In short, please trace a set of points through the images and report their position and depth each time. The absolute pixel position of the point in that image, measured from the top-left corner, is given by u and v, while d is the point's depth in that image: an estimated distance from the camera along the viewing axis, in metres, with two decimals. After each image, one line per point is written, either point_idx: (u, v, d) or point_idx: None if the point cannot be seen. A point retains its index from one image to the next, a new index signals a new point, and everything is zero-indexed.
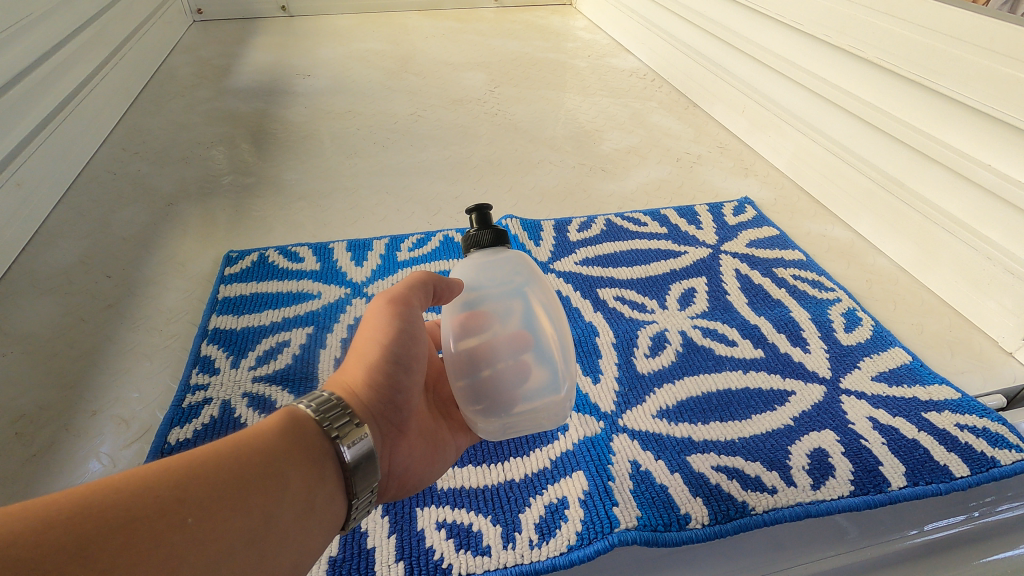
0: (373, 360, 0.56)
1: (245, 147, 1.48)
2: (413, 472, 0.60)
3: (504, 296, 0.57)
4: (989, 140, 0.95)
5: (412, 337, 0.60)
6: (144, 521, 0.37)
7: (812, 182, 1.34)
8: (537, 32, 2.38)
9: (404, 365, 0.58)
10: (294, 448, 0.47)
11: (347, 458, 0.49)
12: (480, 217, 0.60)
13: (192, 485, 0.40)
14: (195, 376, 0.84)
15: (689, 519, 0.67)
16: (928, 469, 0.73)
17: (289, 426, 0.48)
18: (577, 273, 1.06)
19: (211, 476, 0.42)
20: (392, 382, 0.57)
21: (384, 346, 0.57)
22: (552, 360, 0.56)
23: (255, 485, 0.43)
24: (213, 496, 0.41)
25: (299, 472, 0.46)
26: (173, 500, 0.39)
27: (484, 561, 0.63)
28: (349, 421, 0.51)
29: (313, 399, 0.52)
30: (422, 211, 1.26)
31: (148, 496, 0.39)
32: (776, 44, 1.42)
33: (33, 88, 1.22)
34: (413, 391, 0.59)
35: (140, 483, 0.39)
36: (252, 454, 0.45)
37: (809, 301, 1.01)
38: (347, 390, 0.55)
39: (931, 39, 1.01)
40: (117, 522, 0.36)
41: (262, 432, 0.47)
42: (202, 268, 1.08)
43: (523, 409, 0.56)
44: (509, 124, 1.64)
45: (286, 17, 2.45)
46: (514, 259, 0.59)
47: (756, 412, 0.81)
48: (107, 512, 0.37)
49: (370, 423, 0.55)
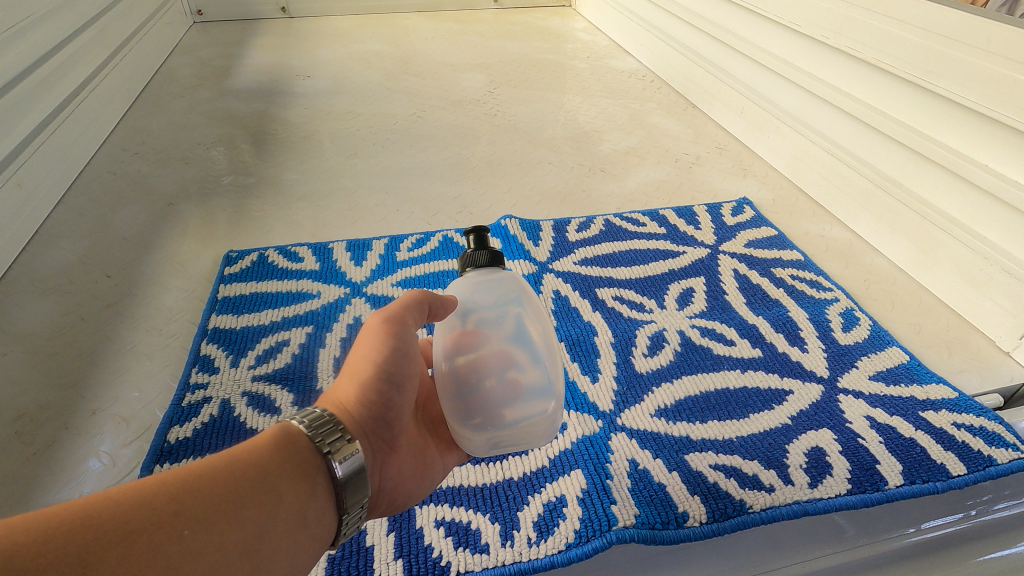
0: (366, 378, 0.56)
1: (246, 148, 1.48)
2: (403, 489, 0.60)
3: (498, 313, 0.58)
4: (986, 141, 0.95)
5: (407, 355, 0.59)
6: (143, 533, 0.38)
7: (810, 183, 1.35)
8: (536, 33, 2.39)
9: (397, 384, 0.57)
10: (288, 462, 0.47)
11: (339, 474, 0.49)
12: (478, 237, 0.61)
13: (188, 498, 0.41)
14: (195, 376, 0.84)
15: (687, 517, 0.67)
16: (925, 467, 0.73)
17: (282, 439, 0.48)
18: (576, 273, 1.07)
19: (207, 490, 0.42)
20: (385, 400, 0.56)
21: (377, 364, 0.56)
22: (542, 373, 0.57)
23: (249, 497, 0.43)
24: (209, 509, 0.41)
25: (293, 485, 0.46)
26: (170, 513, 0.39)
27: (483, 559, 0.64)
28: (341, 436, 0.50)
29: (306, 415, 0.51)
30: (421, 211, 1.26)
31: (146, 509, 0.39)
32: (774, 45, 1.42)
33: (34, 88, 1.22)
34: (405, 408, 0.59)
35: (137, 495, 0.39)
36: (247, 468, 0.45)
37: (807, 300, 1.01)
38: (340, 407, 0.54)
39: (928, 40, 1.02)
40: (116, 534, 0.37)
41: (257, 446, 0.47)
42: (202, 267, 1.08)
43: (515, 423, 0.56)
44: (509, 125, 1.64)
45: (286, 18, 2.45)
46: (509, 277, 0.60)
47: (754, 411, 0.81)
48: (107, 524, 0.37)
49: (363, 440, 0.54)
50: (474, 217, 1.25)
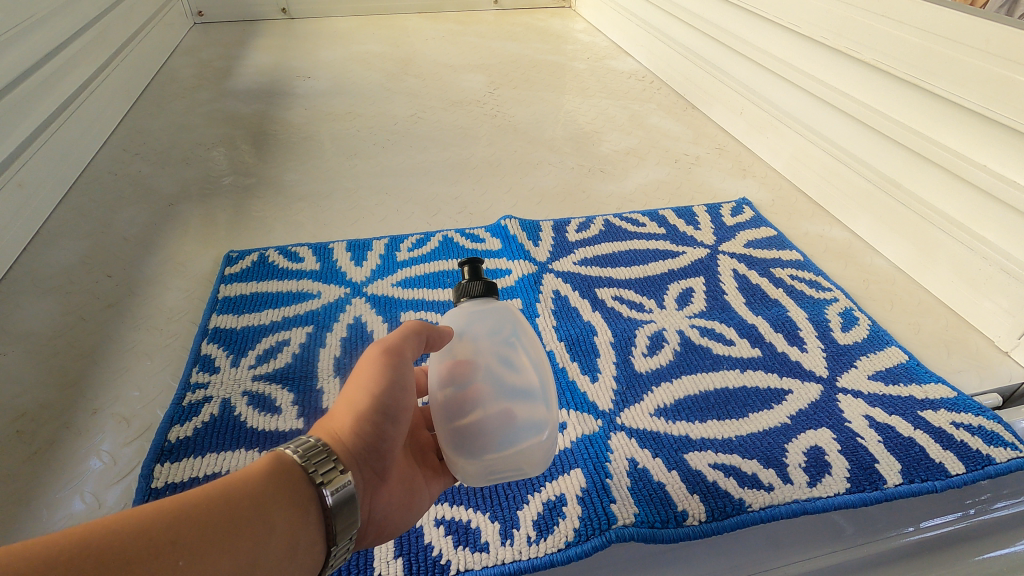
0: (361, 411, 0.55)
1: (246, 148, 1.48)
2: (392, 519, 0.59)
3: (492, 341, 0.58)
4: (984, 141, 0.96)
5: (402, 388, 0.59)
6: (138, 562, 0.38)
7: (809, 184, 1.35)
8: (536, 34, 2.40)
9: (392, 416, 0.57)
10: (282, 491, 0.47)
11: (330, 503, 0.49)
12: (473, 269, 0.61)
13: (183, 527, 0.41)
14: (196, 375, 0.84)
15: (686, 517, 0.68)
16: (924, 466, 0.73)
17: (277, 468, 0.48)
18: (576, 273, 1.07)
19: (202, 519, 0.42)
20: (378, 432, 0.56)
21: (374, 396, 0.56)
22: (537, 401, 0.56)
23: (245, 526, 0.43)
24: (204, 539, 0.41)
25: (287, 515, 0.46)
26: (164, 543, 0.39)
27: (483, 557, 0.64)
28: (335, 466, 0.50)
29: (300, 444, 0.51)
30: (422, 212, 1.26)
31: (142, 538, 0.39)
32: (773, 45, 1.43)
33: (35, 89, 1.23)
34: (397, 440, 0.58)
35: (133, 524, 0.39)
36: (242, 497, 0.45)
37: (807, 300, 1.02)
38: (333, 438, 0.54)
39: (927, 41, 1.02)
40: (115, 562, 0.37)
41: (252, 475, 0.47)
42: (203, 267, 1.08)
43: (510, 451, 0.55)
44: (509, 125, 1.65)
45: (287, 19, 2.46)
46: (503, 307, 0.61)
47: (753, 410, 0.81)
48: (104, 552, 0.37)
49: (354, 472, 0.54)
50: (474, 217, 1.25)
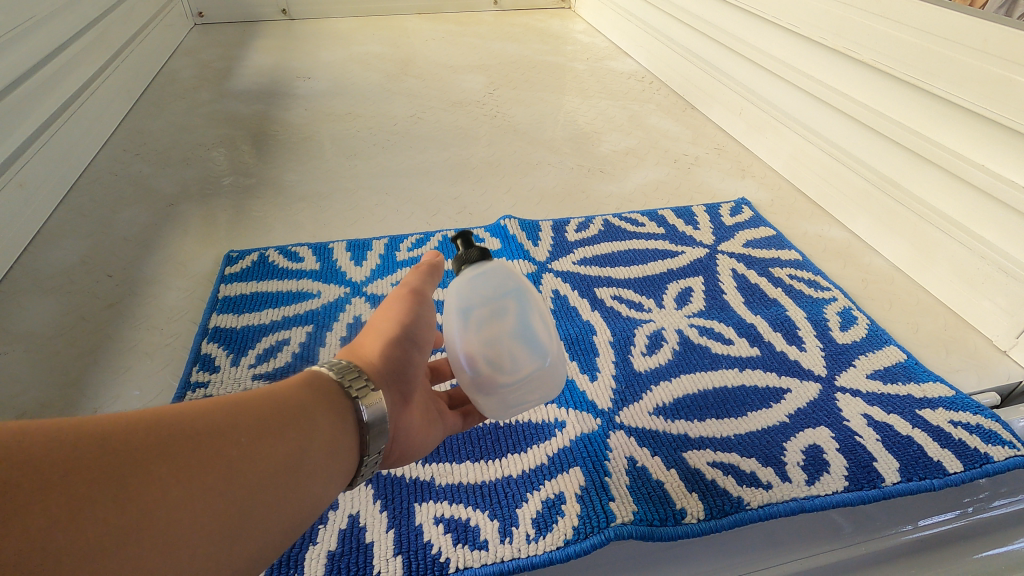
0: (389, 336, 0.59)
1: (246, 149, 1.49)
2: (412, 441, 0.60)
3: (496, 300, 0.57)
4: (982, 141, 0.96)
5: (425, 327, 0.63)
6: (192, 449, 0.39)
7: (808, 184, 1.35)
8: (536, 35, 2.40)
9: (417, 346, 0.61)
10: (320, 398, 0.49)
11: (366, 418, 0.51)
12: (465, 241, 0.60)
13: (230, 421, 0.42)
14: (196, 374, 0.85)
15: (685, 514, 0.68)
16: (922, 464, 0.74)
17: (314, 381, 0.50)
18: (576, 273, 1.07)
19: (247, 417, 0.43)
20: (406, 358, 0.59)
21: (402, 325, 0.60)
22: (542, 355, 0.59)
23: (285, 425, 0.45)
24: (251, 433, 0.43)
25: (326, 420, 0.48)
26: (215, 432, 0.41)
27: (482, 555, 0.64)
28: (367, 384, 0.52)
29: (333, 365, 0.53)
30: (421, 212, 1.27)
31: (194, 427, 0.40)
32: (773, 46, 1.43)
33: (36, 89, 1.23)
34: (420, 367, 0.61)
35: (184, 415, 0.41)
36: (285, 401, 0.46)
37: (805, 300, 1.02)
38: (363, 359, 0.56)
39: (925, 41, 1.02)
40: (170, 446, 0.39)
41: (292, 385, 0.49)
42: (203, 267, 1.09)
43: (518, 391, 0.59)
44: (508, 126, 1.65)
45: (287, 20, 2.46)
46: (502, 269, 0.59)
47: (752, 409, 0.82)
48: (161, 435, 0.39)
49: (383, 386, 0.55)
50: (473, 218, 1.25)
